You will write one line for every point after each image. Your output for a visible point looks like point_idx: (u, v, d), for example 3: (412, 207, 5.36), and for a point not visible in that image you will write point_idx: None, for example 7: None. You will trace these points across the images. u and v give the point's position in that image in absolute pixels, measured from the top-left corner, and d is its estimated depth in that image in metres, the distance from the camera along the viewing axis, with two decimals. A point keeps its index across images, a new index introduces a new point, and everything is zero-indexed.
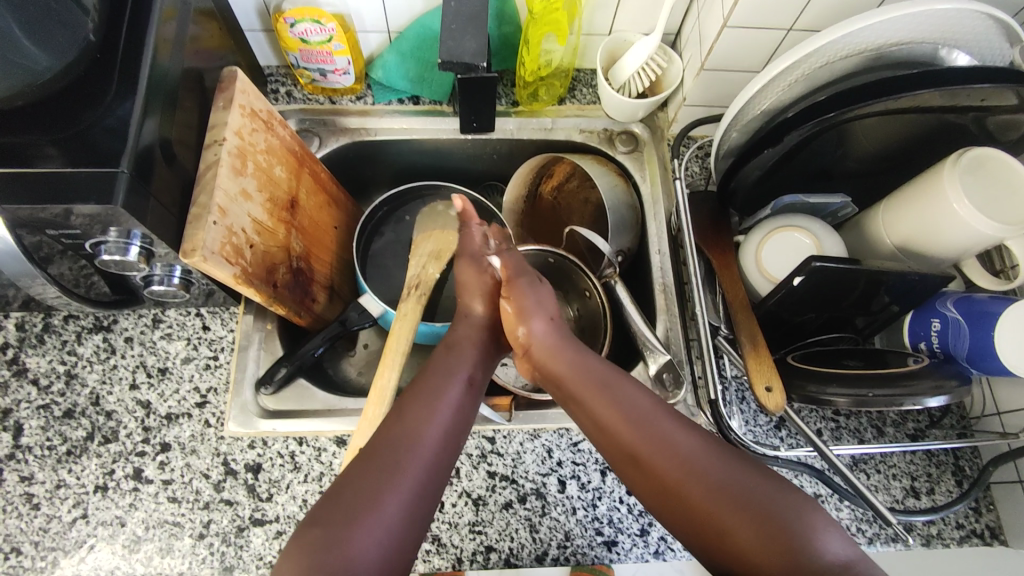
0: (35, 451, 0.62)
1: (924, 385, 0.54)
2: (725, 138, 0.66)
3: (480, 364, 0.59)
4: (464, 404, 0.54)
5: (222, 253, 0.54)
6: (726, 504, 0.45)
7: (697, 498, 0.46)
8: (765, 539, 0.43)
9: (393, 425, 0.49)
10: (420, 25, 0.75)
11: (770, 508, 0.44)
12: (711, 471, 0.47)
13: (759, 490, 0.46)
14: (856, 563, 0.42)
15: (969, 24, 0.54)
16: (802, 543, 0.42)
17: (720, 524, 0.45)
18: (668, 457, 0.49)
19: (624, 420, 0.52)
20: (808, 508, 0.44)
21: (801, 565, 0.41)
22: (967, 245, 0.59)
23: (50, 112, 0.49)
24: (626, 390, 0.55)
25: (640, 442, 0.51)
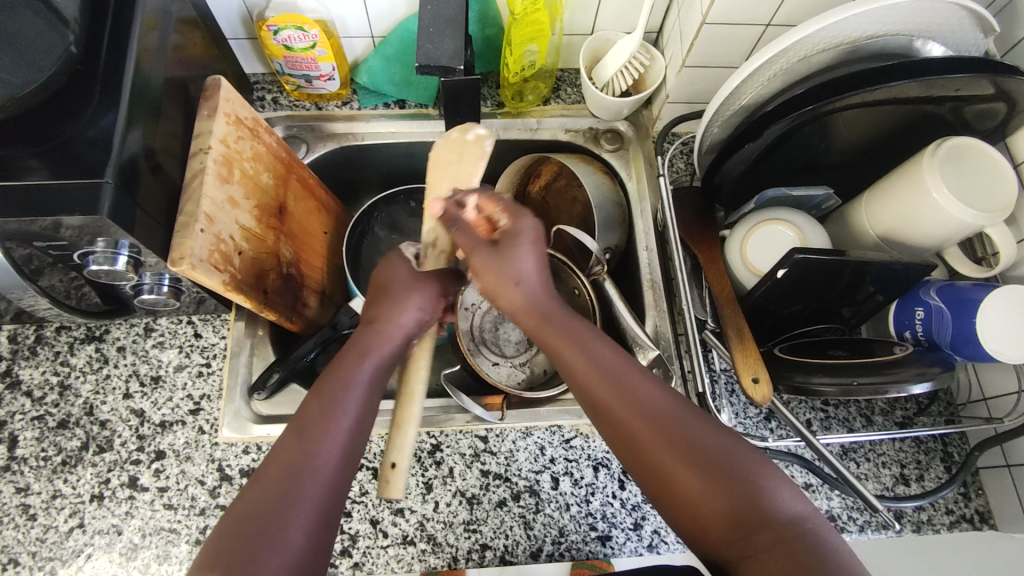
0: (31, 461, 0.62)
1: (908, 373, 0.55)
2: (708, 133, 0.67)
3: (389, 353, 0.52)
4: (366, 413, 0.49)
5: (211, 261, 0.54)
6: (681, 458, 0.44)
7: (656, 455, 0.45)
8: (717, 498, 0.43)
9: (289, 446, 0.45)
10: (403, 28, 0.76)
11: (724, 467, 0.44)
12: (670, 428, 0.45)
13: (719, 447, 0.45)
14: (809, 521, 0.43)
15: (943, 15, 0.55)
16: (755, 499, 0.43)
17: (672, 478, 0.44)
18: (630, 410, 0.46)
19: (591, 368, 0.49)
20: (762, 469, 0.44)
21: (748, 520, 0.42)
22: (948, 234, 0.59)
23: (34, 125, 0.49)
24: (589, 340, 0.50)
25: (602, 392, 0.48)
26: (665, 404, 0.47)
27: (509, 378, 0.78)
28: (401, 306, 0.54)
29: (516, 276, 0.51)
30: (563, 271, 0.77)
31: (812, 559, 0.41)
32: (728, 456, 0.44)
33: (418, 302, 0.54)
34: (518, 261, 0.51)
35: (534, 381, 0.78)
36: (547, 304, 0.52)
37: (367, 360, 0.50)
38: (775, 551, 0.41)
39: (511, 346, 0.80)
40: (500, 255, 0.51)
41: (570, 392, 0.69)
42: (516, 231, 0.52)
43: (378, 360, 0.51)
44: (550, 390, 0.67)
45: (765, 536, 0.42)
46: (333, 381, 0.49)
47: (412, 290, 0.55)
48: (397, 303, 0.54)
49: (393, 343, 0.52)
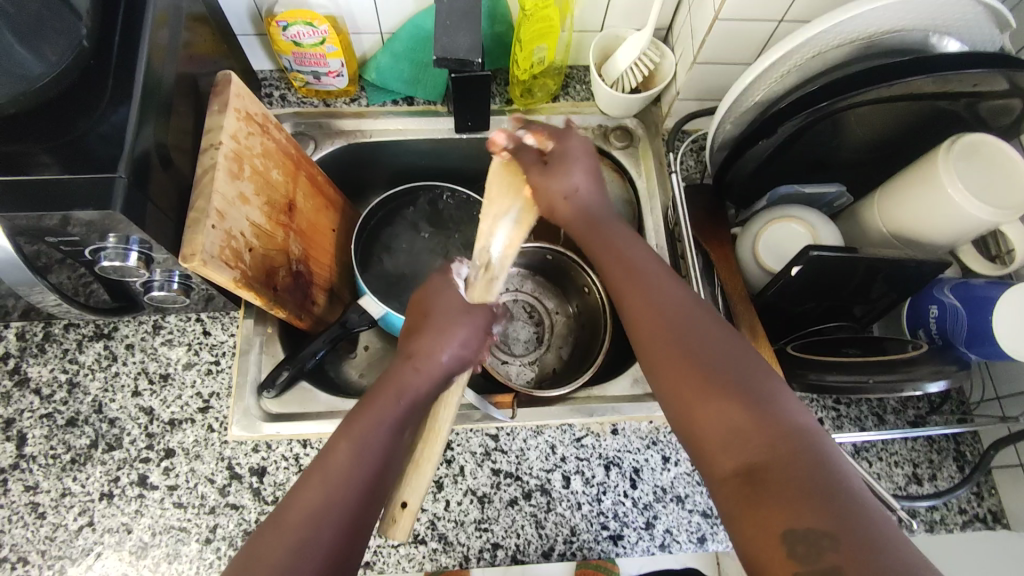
0: (39, 459, 0.62)
1: (923, 371, 0.54)
2: (720, 130, 0.66)
3: (423, 392, 0.49)
4: (393, 459, 0.46)
5: (222, 257, 0.54)
6: (682, 356, 0.43)
7: (663, 348, 0.44)
8: (718, 401, 0.41)
9: (311, 491, 0.42)
10: (413, 25, 0.75)
11: (730, 374, 0.41)
12: (681, 334, 0.44)
13: (728, 355, 0.42)
14: (813, 436, 0.38)
15: (960, 11, 0.54)
16: (751, 404, 0.40)
17: (679, 383, 0.43)
18: (651, 313, 0.46)
19: (627, 277, 0.49)
20: (770, 380, 0.41)
21: (745, 428, 0.39)
22: (962, 231, 0.59)
23: (45, 121, 0.49)
24: (637, 254, 0.51)
25: (630, 300, 0.48)
26: (683, 307, 0.46)
27: (518, 377, 0.78)
28: (445, 341, 0.52)
29: (572, 184, 0.57)
30: (572, 270, 0.77)
31: (812, 473, 0.36)
32: (731, 362, 0.42)
33: (463, 341, 0.52)
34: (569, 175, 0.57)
35: (543, 379, 0.78)
36: (593, 211, 0.57)
37: (402, 401, 0.47)
38: (768, 458, 0.38)
39: (520, 345, 0.80)
40: (551, 176, 0.57)
41: (581, 390, 0.68)
42: (564, 155, 0.58)
43: (413, 400, 0.48)
44: (560, 389, 0.67)
45: (761, 446, 0.38)
46: (363, 420, 0.46)
47: (460, 326, 0.53)
48: (439, 340, 0.52)
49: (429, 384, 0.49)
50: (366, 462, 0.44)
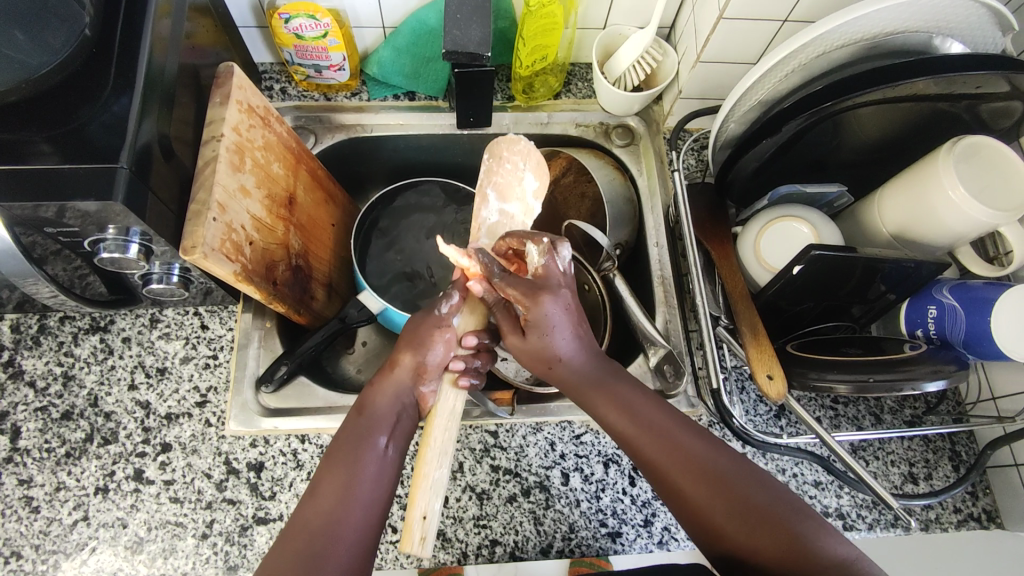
0: (34, 453, 0.61)
1: (922, 370, 0.55)
2: (723, 129, 0.67)
3: (398, 408, 0.50)
4: (383, 474, 0.47)
5: (222, 250, 0.53)
6: (711, 492, 0.46)
7: (698, 499, 0.46)
8: (768, 545, 0.43)
9: (313, 509, 0.45)
10: (416, 20, 0.75)
11: (773, 515, 0.44)
12: (711, 476, 0.46)
13: (768, 498, 0.45)
14: (859, 565, 0.42)
15: (962, 13, 0.55)
16: (803, 546, 0.43)
17: (723, 530, 0.45)
18: (676, 467, 0.47)
19: (633, 422, 0.50)
20: (809, 518, 0.44)
21: (803, 572, 0.42)
22: (963, 233, 0.59)
23: (45, 109, 0.48)
24: (633, 393, 0.52)
25: (648, 449, 0.49)
26: (710, 458, 0.47)
27: (517, 373, 0.78)
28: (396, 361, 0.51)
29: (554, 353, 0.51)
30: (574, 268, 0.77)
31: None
32: (778, 505, 0.45)
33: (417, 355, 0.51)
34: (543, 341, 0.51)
35: None
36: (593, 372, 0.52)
37: (368, 417, 0.50)
38: None
39: None
40: (529, 339, 0.51)
41: None
42: (541, 318, 0.50)
43: (376, 416, 0.49)
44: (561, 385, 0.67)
45: None
46: (346, 442, 0.48)
47: (427, 329, 0.52)
48: (412, 351, 0.51)
49: (395, 404, 0.50)
50: (356, 483, 0.46)
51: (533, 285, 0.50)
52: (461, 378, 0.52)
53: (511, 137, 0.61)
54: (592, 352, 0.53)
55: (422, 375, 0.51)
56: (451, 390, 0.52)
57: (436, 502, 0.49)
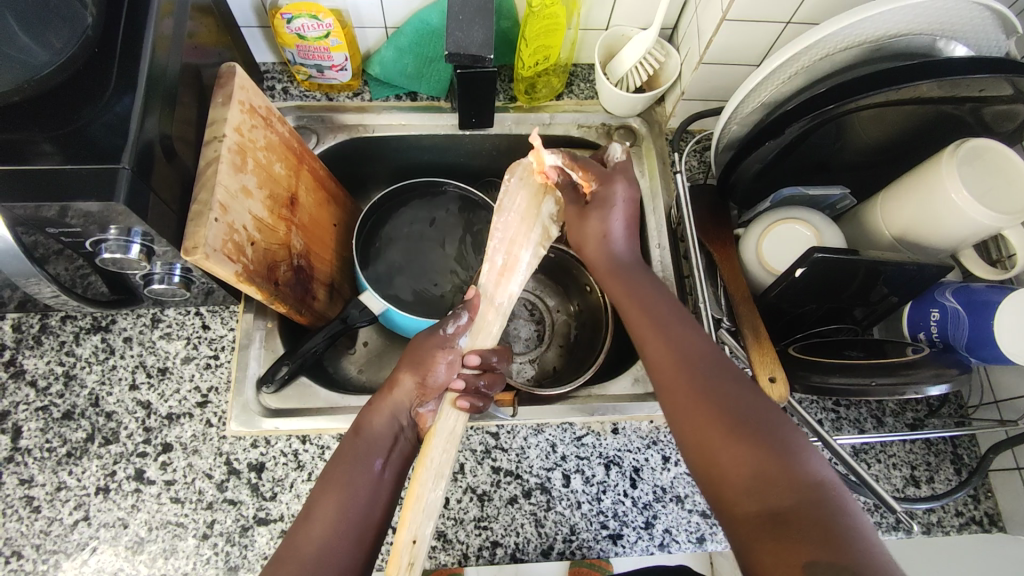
0: (35, 453, 0.61)
1: (924, 374, 0.54)
2: (725, 131, 0.66)
3: (390, 434, 0.52)
4: (378, 496, 0.49)
5: (224, 251, 0.53)
6: (696, 382, 0.47)
7: (683, 389, 0.48)
8: (739, 449, 0.43)
9: (310, 530, 0.46)
10: (418, 20, 0.75)
11: (752, 422, 0.44)
12: (699, 370, 0.48)
13: (751, 407, 0.45)
14: (831, 488, 0.41)
15: (967, 15, 0.54)
16: (776, 455, 0.42)
17: (701, 431, 0.45)
18: (672, 357, 0.50)
19: (646, 321, 0.54)
20: (790, 433, 0.44)
21: (767, 479, 0.41)
22: (966, 236, 0.59)
23: (47, 109, 0.48)
24: (655, 296, 0.56)
25: (650, 341, 0.52)
26: (709, 355, 0.49)
27: (518, 374, 0.78)
28: (393, 386, 0.53)
29: (605, 233, 0.60)
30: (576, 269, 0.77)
31: (828, 521, 0.38)
32: (760, 416, 0.45)
33: (412, 380, 0.53)
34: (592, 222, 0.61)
35: (543, 378, 0.78)
36: (624, 263, 0.59)
37: (362, 441, 0.51)
38: (793, 503, 0.40)
39: (520, 343, 0.79)
40: (589, 219, 0.61)
41: (584, 389, 0.68)
42: (608, 195, 0.60)
43: (371, 440, 0.51)
44: (562, 387, 0.67)
45: (782, 496, 0.40)
46: (342, 465, 0.49)
47: (428, 350, 0.55)
48: (410, 373, 0.54)
49: (388, 432, 0.52)
50: (352, 505, 0.47)
51: (609, 171, 0.62)
52: (461, 399, 0.54)
53: (529, 159, 0.66)
54: (633, 252, 0.61)
55: (422, 393, 0.53)
56: (452, 411, 0.54)
57: (428, 527, 0.49)
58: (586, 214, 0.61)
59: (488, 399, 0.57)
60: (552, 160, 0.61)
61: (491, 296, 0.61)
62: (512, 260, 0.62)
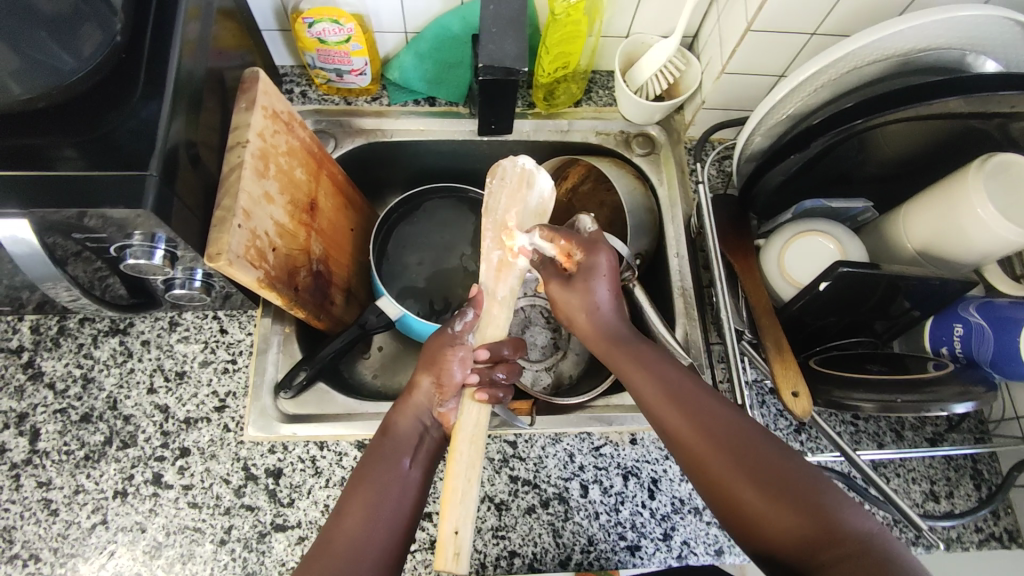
0: (53, 456, 0.61)
1: (948, 392, 0.54)
2: (749, 143, 0.66)
3: (415, 433, 0.51)
4: (407, 493, 0.49)
5: (247, 256, 0.53)
6: (725, 457, 0.45)
7: (713, 463, 0.45)
8: (789, 520, 0.42)
9: (344, 527, 0.46)
10: (439, 25, 0.74)
11: (796, 494, 0.42)
12: (734, 444, 0.46)
13: (790, 474, 0.44)
14: (883, 539, 0.40)
15: (997, 32, 0.54)
16: (828, 522, 0.41)
17: (741, 501, 0.44)
18: (696, 435, 0.47)
19: (656, 388, 0.51)
20: (832, 491, 0.43)
21: (825, 550, 0.40)
22: (991, 251, 0.59)
23: (74, 115, 0.48)
24: (660, 362, 0.52)
25: (666, 413, 0.49)
26: (730, 422, 0.47)
27: (534, 382, 0.77)
28: (414, 386, 0.53)
29: (591, 301, 0.56)
30: None
31: (890, 571, 0.38)
32: (802, 481, 0.43)
33: (434, 379, 0.53)
34: (585, 295, 0.56)
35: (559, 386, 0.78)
36: (617, 330, 0.56)
37: (389, 440, 0.51)
38: (853, 570, 0.39)
39: (536, 350, 0.79)
40: (574, 290, 0.56)
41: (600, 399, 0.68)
42: (592, 264, 0.56)
43: (396, 440, 0.51)
44: (580, 397, 0.67)
45: (842, 563, 0.40)
46: (370, 464, 0.49)
47: (440, 349, 0.54)
48: (430, 372, 0.53)
49: (413, 432, 0.51)
50: (381, 501, 0.47)
51: (590, 239, 0.57)
52: (479, 392, 0.52)
53: (510, 157, 0.62)
54: (621, 316, 0.57)
55: (441, 393, 0.52)
56: (473, 405, 0.52)
57: (468, 519, 0.48)
58: (571, 281, 0.56)
59: (505, 389, 0.55)
60: (524, 241, 0.59)
61: (493, 291, 0.58)
62: (509, 254, 0.59)
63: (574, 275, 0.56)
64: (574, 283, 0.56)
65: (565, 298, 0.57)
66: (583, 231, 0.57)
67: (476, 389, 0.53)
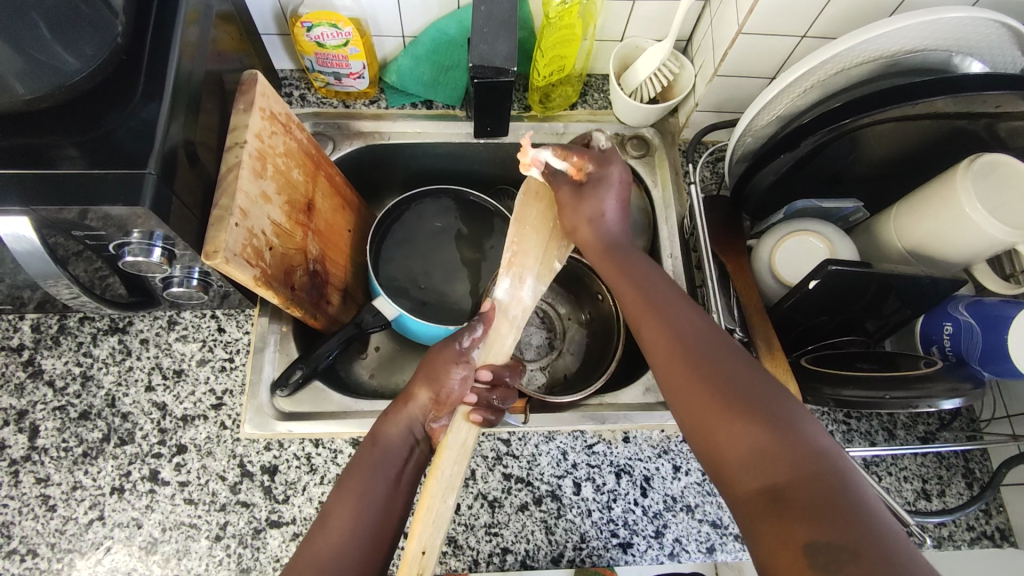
0: (51, 452, 0.62)
1: (939, 388, 0.54)
2: (741, 143, 0.67)
3: (404, 444, 0.52)
4: (393, 504, 0.49)
5: (243, 255, 0.54)
6: (685, 358, 0.47)
7: (678, 366, 0.47)
8: (736, 423, 0.43)
9: (329, 534, 0.46)
10: (435, 29, 0.76)
11: (748, 399, 0.43)
12: (697, 352, 0.47)
13: (742, 380, 0.45)
14: (836, 457, 0.40)
15: (982, 32, 0.55)
16: (776, 428, 0.42)
17: (697, 402, 0.45)
18: (668, 341, 0.49)
19: (639, 295, 0.54)
20: (787, 404, 0.43)
21: (767, 456, 0.41)
22: (979, 250, 0.59)
23: (75, 116, 0.49)
24: (647, 276, 0.55)
25: (646, 323, 0.52)
26: (700, 333, 0.49)
27: (529, 381, 0.78)
28: (410, 395, 0.54)
29: (596, 214, 0.60)
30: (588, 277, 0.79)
31: (834, 496, 0.38)
32: (752, 387, 0.44)
33: (430, 392, 0.54)
34: (590, 204, 0.59)
35: (555, 386, 0.78)
36: (613, 240, 0.60)
37: (379, 449, 0.52)
38: (795, 475, 0.39)
39: (532, 350, 0.80)
40: (584, 202, 0.60)
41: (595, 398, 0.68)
42: (603, 175, 0.61)
43: (386, 448, 0.52)
44: (574, 394, 0.67)
45: (782, 472, 0.40)
46: (359, 472, 0.50)
47: (442, 363, 0.55)
48: (427, 384, 0.54)
49: (403, 442, 0.52)
50: (368, 509, 0.48)
51: (602, 154, 0.62)
52: (473, 413, 0.53)
53: None
54: (623, 231, 0.61)
55: (437, 409, 0.54)
56: (464, 424, 0.53)
57: (438, 537, 0.48)
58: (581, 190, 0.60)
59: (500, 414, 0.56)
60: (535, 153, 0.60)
61: (506, 308, 0.60)
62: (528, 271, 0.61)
63: (585, 189, 0.60)
64: (587, 195, 0.60)
65: (584, 204, 0.60)
66: (595, 149, 0.62)
67: (472, 409, 0.54)
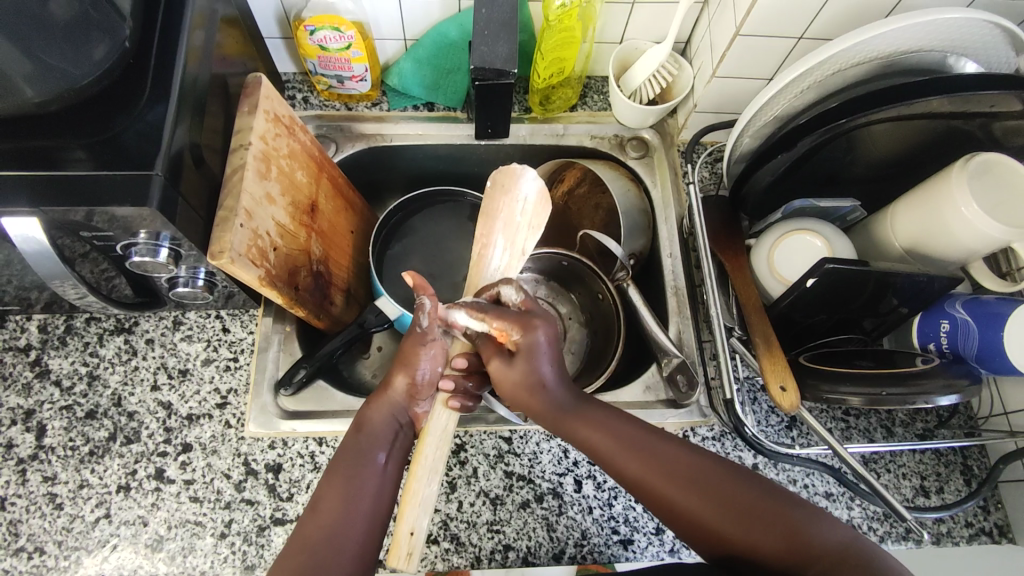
0: (58, 451, 0.63)
1: (934, 385, 0.55)
2: (739, 143, 0.68)
3: (390, 429, 0.52)
4: (383, 489, 0.50)
5: (248, 256, 0.55)
6: (689, 488, 0.47)
7: (676, 495, 0.47)
8: (765, 533, 0.44)
9: (321, 522, 0.47)
10: (438, 32, 0.77)
11: (761, 511, 0.45)
12: (697, 478, 0.47)
13: (752, 495, 0.46)
14: (857, 543, 0.43)
15: (977, 33, 0.56)
16: (801, 534, 0.44)
17: (712, 525, 0.45)
18: (658, 474, 0.48)
19: (614, 446, 0.50)
20: (796, 508, 0.45)
21: (804, 558, 0.43)
22: (976, 249, 0.60)
23: (83, 119, 0.50)
24: (606, 414, 0.52)
25: (630, 464, 0.49)
26: (689, 461, 0.48)
27: None
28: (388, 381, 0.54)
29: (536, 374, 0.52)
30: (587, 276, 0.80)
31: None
32: (761, 501, 0.46)
33: (409, 376, 0.53)
34: (526, 373, 0.52)
35: None
36: (566, 403, 0.52)
37: (365, 435, 0.52)
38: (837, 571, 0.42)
39: None
40: (513, 368, 0.52)
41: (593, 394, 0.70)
42: (530, 343, 0.52)
43: (371, 434, 0.52)
44: None
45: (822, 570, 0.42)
46: (348, 459, 0.50)
47: (413, 347, 0.54)
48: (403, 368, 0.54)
49: (388, 427, 0.52)
50: (358, 495, 0.48)
51: (522, 315, 0.53)
52: (450, 400, 0.53)
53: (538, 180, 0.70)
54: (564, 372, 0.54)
55: (415, 394, 0.54)
56: (442, 411, 0.53)
57: (424, 519, 0.50)
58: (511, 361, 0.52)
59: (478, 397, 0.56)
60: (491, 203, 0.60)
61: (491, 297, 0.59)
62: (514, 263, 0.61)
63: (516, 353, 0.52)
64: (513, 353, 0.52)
65: (505, 375, 0.52)
66: (512, 312, 0.53)
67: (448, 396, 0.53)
